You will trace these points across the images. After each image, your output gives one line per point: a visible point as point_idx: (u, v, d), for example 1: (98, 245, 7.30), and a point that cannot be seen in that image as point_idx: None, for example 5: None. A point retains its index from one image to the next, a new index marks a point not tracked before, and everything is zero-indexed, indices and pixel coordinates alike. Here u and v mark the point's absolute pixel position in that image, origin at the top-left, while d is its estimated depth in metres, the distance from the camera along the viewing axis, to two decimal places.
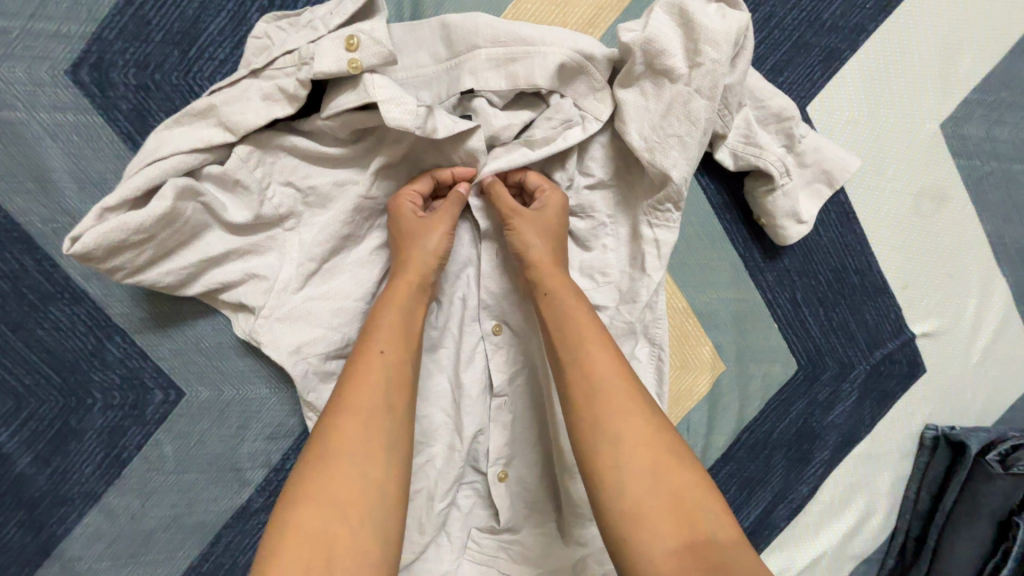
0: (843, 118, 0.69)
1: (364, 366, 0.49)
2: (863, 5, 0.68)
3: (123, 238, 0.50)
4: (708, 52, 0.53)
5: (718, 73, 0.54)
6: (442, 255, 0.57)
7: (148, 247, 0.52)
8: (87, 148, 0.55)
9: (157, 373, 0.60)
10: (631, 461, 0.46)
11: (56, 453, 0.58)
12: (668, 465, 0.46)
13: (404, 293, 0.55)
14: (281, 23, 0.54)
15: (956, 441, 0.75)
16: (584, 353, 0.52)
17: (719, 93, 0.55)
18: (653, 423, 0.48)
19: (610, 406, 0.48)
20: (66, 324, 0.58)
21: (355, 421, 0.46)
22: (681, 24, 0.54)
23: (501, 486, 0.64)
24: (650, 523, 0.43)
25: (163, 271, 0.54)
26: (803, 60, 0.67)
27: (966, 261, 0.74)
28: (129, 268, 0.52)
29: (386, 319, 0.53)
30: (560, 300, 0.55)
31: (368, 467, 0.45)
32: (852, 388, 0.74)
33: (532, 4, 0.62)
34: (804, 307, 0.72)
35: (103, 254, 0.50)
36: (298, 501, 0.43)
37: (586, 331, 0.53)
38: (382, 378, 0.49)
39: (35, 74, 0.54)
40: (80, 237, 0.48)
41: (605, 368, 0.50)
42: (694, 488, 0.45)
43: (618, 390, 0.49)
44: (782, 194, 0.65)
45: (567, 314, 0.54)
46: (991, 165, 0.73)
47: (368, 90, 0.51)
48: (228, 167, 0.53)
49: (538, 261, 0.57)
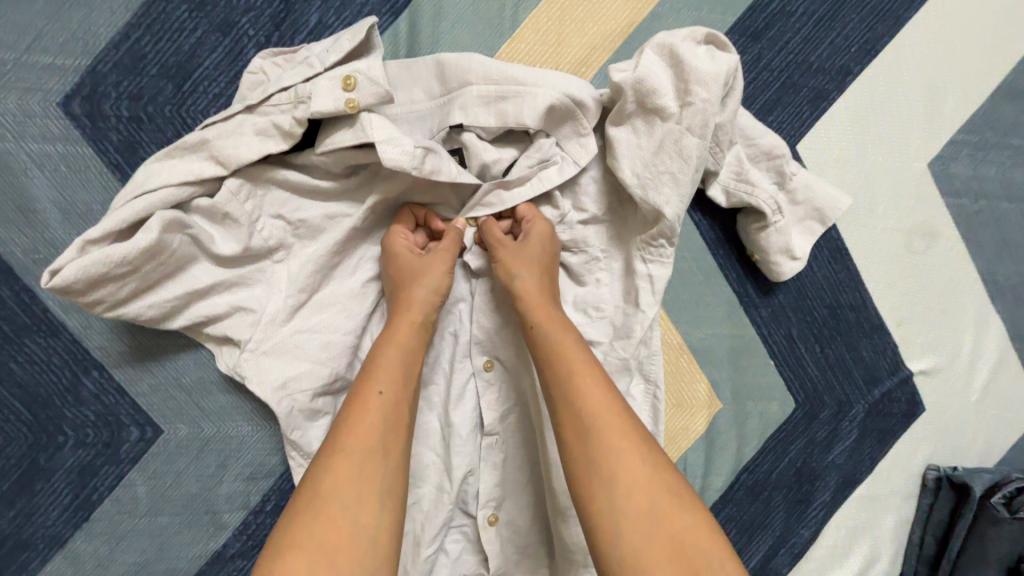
0: (832, 156, 0.69)
1: (361, 406, 0.47)
2: (848, 48, 0.68)
3: (105, 271, 0.48)
4: (699, 92, 0.54)
5: (709, 112, 0.54)
6: (443, 294, 0.57)
7: (131, 280, 0.50)
8: (74, 178, 0.54)
9: (133, 410, 0.57)
10: (627, 504, 0.44)
11: (23, 494, 0.56)
12: (666, 510, 0.43)
13: (405, 329, 0.54)
14: (277, 59, 0.55)
15: (959, 483, 0.73)
16: (574, 385, 0.49)
17: (710, 132, 0.56)
18: (647, 460, 0.45)
19: (605, 442, 0.46)
20: (40, 358, 0.55)
21: (348, 463, 0.44)
22: (672, 64, 0.55)
23: (491, 531, 0.62)
24: (649, 573, 0.41)
25: (145, 304, 0.52)
26: (792, 100, 0.68)
27: (959, 299, 0.74)
28: (111, 301, 0.51)
29: (385, 355, 0.51)
30: (547, 331, 0.53)
31: (360, 514, 0.42)
32: (851, 427, 0.73)
33: (526, 45, 0.62)
34: (801, 344, 0.71)
35: (83, 287, 0.48)
36: (282, 552, 0.40)
37: (582, 362, 0.51)
38: (377, 417, 0.47)
39: (25, 104, 0.53)
40: (60, 269, 0.47)
41: (598, 400, 0.48)
42: (693, 532, 0.42)
43: (610, 424, 0.47)
44: (775, 230, 0.65)
45: (553, 344, 0.52)
46: (980, 204, 0.73)
47: (366, 129, 0.51)
48: (217, 199, 0.53)
49: (523, 291, 0.56)
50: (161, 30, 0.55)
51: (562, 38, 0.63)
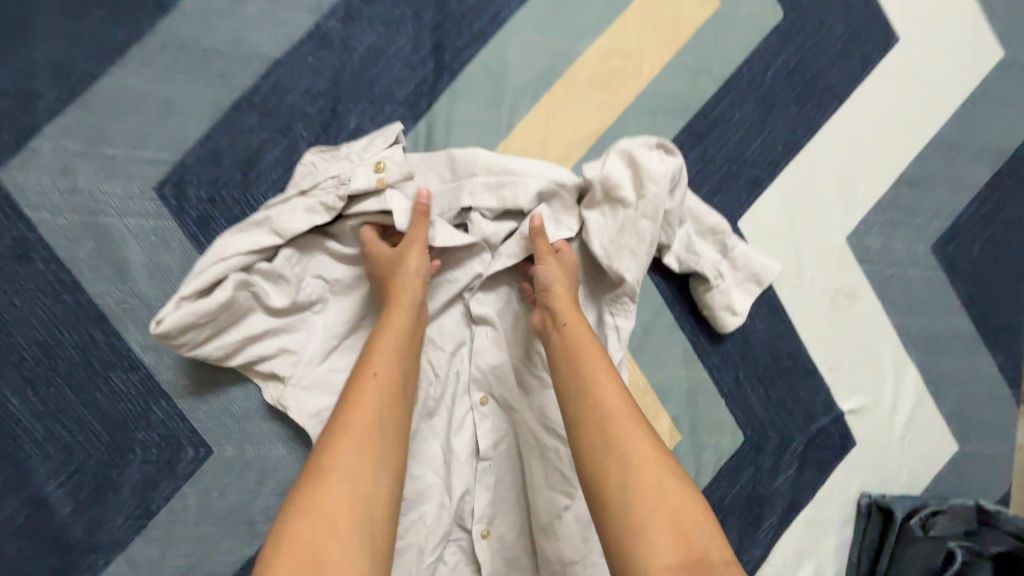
0: (768, 231, 0.85)
1: (358, 394, 0.59)
2: (776, 145, 0.85)
3: (193, 319, 0.63)
4: (651, 188, 0.71)
5: (658, 203, 0.71)
6: (423, 275, 0.67)
7: (208, 326, 0.64)
8: (160, 245, 0.68)
9: (191, 434, 0.69)
10: (637, 483, 0.54)
11: (95, 503, 0.67)
12: (670, 490, 0.54)
13: (392, 315, 0.65)
14: (323, 155, 0.70)
15: (885, 508, 0.85)
16: (597, 386, 0.61)
17: (660, 216, 0.72)
18: (655, 449, 0.57)
19: (623, 430, 0.58)
20: (120, 389, 0.68)
21: (350, 439, 0.55)
22: (631, 166, 0.72)
23: (483, 542, 0.73)
24: (650, 538, 0.51)
25: (215, 345, 0.66)
26: (733, 186, 0.84)
27: (880, 349, 0.89)
28: (193, 343, 0.65)
29: (378, 346, 0.63)
30: (578, 333, 0.65)
31: (357, 483, 0.53)
32: (793, 458, 0.85)
33: (518, 142, 0.77)
34: (747, 385, 0.84)
35: (175, 331, 0.63)
36: (297, 515, 0.51)
37: (602, 364, 0.63)
38: (373, 402, 0.58)
39: (128, 188, 0.68)
40: (162, 319, 0.62)
41: (616, 397, 0.60)
42: (689, 510, 0.54)
43: (626, 418, 0.59)
44: (718, 291, 0.80)
45: (581, 346, 0.64)
46: (890, 271, 0.89)
47: (389, 201, 0.68)
48: (274, 263, 0.67)
49: (559, 295, 0.68)
50: (233, 131, 0.70)
51: (547, 135, 0.78)
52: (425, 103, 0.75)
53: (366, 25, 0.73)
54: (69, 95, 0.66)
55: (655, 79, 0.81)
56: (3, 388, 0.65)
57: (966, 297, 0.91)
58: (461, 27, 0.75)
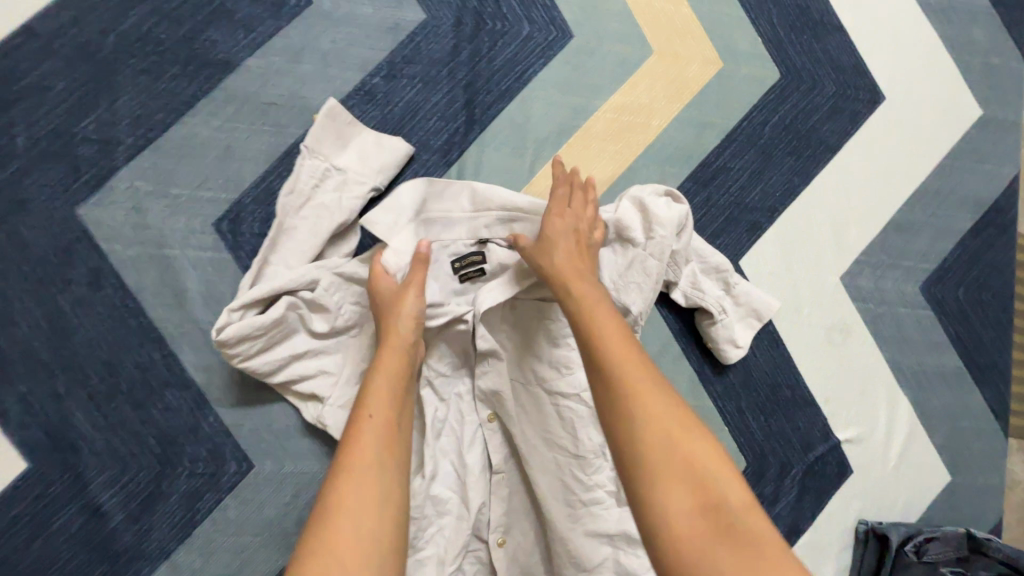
0: (767, 270, 0.92)
1: (358, 433, 0.60)
2: (774, 192, 0.93)
3: (249, 331, 0.69)
4: (659, 231, 0.78)
5: (665, 245, 0.78)
6: (418, 318, 0.71)
7: (261, 340, 0.71)
8: (217, 275, 0.76)
9: (235, 448, 0.75)
10: (650, 431, 0.55)
11: (145, 512, 0.72)
12: (683, 438, 0.54)
13: (389, 356, 0.68)
14: (366, 196, 0.78)
15: (882, 534, 0.89)
16: (603, 341, 0.61)
17: (667, 256, 0.79)
18: (664, 398, 0.57)
19: (631, 381, 0.57)
20: (174, 405, 0.74)
21: (353, 477, 0.56)
22: (641, 210, 0.79)
23: (499, 551, 0.79)
24: (666, 488, 0.52)
25: (263, 360, 0.72)
26: (735, 228, 0.91)
27: (873, 382, 0.95)
28: (244, 355, 0.71)
29: (376, 387, 0.65)
30: (580, 295, 0.66)
31: (362, 521, 0.53)
32: (793, 484, 0.90)
33: (540, 187, 0.85)
34: (749, 414, 0.90)
35: (233, 342, 0.69)
36: (306, 561, 0.51)
37: (606, 321, 0.63)
38: (372, 440, 0.60)
39: (190, 224, 0.75)
40: (222, 329, 0.68)
41: (621, 351, 0.60)
42: (703, 457, 0.54)
43: (634, 370, 0.58)
44: (721, 324, 0.86)
45: (584, 308, 0.65)
46: (882, 308, 0.96)
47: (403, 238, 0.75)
48: (316, 294, 0.73)
49: (559, 263, 0.70)
50: (285, 173, 0.78)
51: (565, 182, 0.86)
52: (456, 151, 0.83)
53: (406, 83, 0.82)
54: (146, 142, 0.75)
55: (663, 132, 0.90)
56: (70, 403, 0.72)
57: (953, 334, 0.98)
58: (490, 85, 0.84)
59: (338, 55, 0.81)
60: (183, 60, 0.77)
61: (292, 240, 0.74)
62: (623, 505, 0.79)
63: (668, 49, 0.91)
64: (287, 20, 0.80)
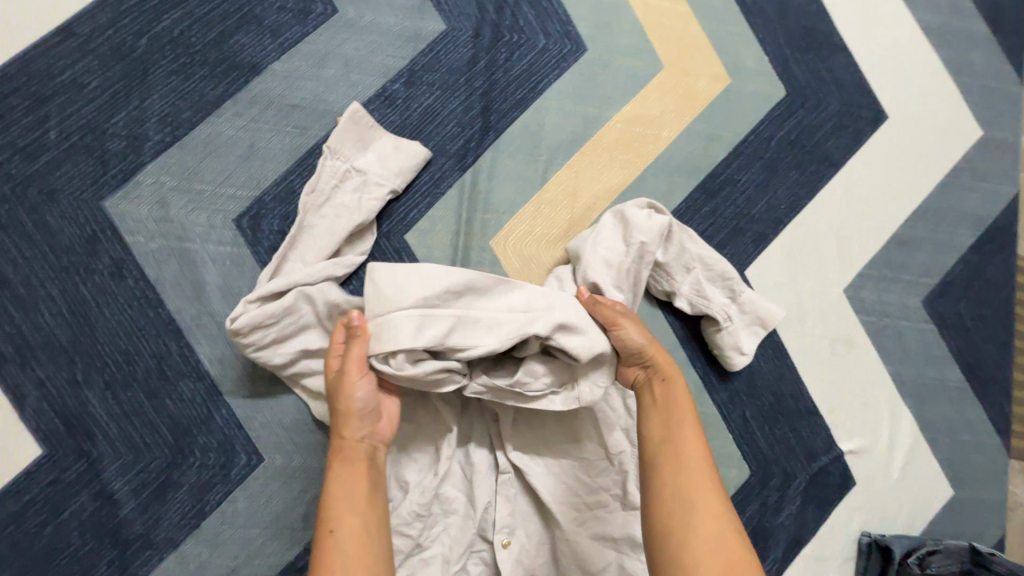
0: (772, 281, 0.94)
1: (326, 550, 0.59)
2: (780, 205, 0.95)
3: (258, 322, 0.70)
4: (638, 239, 0.81)
5: (645, 250, 0.81)
6: (369, 403, 0.66)
7: (271, 332, 0.71)
8: (235, 270, 0.77)
9: (245, 441, 0.76)
10: (699, 525, 0.61)
11: (155, 502, 0.73)
12: (728, 538, 0.60)
13: (345, 455, 0.65)
14: (383, 197, 0.80)
15: (885, 546, 0.90)
16: (677, 432, 0.67)
17: (646, 262, 0.82)
18: (721, 499, 0.63)
19: (695, 479, 0.64)
20: (188, 396, 0.75)
21: None
22: (620, 222, 0.83)
23: (504, 552, 0.78)
24: None
25: (273, 351, 0.72)
26: (741, 239, 0.93)
27: (876, 394, 0.96)
28: (257, 344, 0.71)
29: (336, 493, 0.63)
30: (673, 385, 0.71)
31: None
32: (796, 493, 0.91)
33: (551, 194, 0.87)
34: (753, 422, 0.91)
35: (244, 331, 0.70)
36: None
37: (687, 417, 0.69)
38: (341, 554, 0.58)
39: (212, 220, 0.77)
40: (234, 318, 0.70)
41: (694, 448, 0.66)
42: (743, 560, 0.59)
43: (699, 469, 0.65)
44: (726, 331, 0.87)
45: (674, 396, 0.70)
46: (885, 321, 0.98)
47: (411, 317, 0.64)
48: (330, 291, 0.74)
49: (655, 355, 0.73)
50: (305, 172, 0.80)
51: (576, 190, 0.88)
52: (472, 157, 0.85)
53: (424, 89, 0.85)
54: (173, 140, 0.78)
55: (673, 143, 0.93)
56: (87, 391, 0.73)
57: (955, 349, 0.99)
58: (505, 94, 0.87)
59: (360, 61, 0.83)
60: (213, 62, 0.80)
61: (312, 236, 0.77)
62: (629, 508, 0.78)
63: (678, 65, 0.94)
64: (313, 26, 0.83)
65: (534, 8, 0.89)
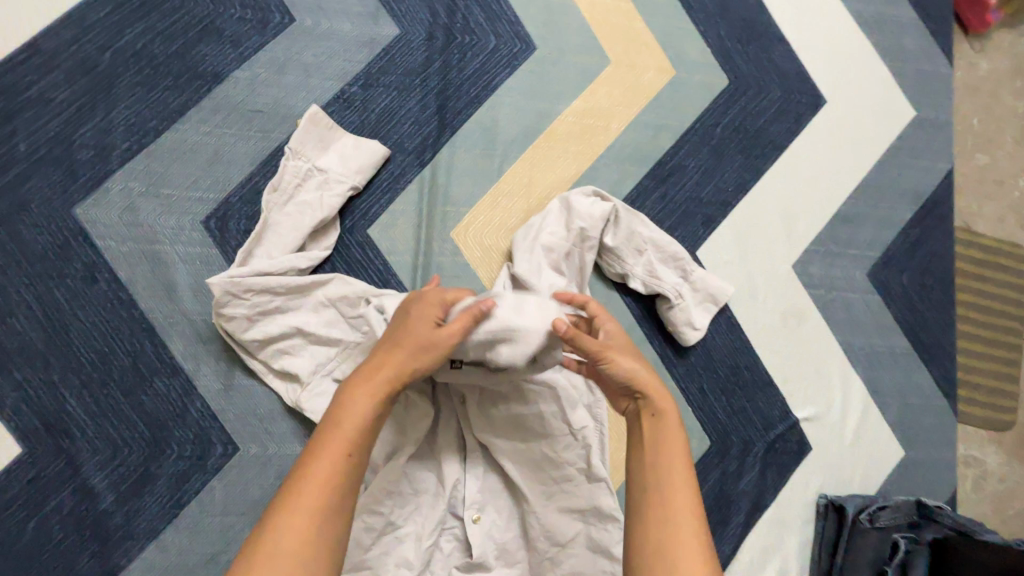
0: (723, 260, 0.99)
1: (345, 417, 0.57)
2: (727, 188, 1.00)
3: (233, 291, 0.75)
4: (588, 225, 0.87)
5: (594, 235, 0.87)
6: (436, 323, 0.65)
7: (242, 306, 0.76)
8: (204, 268, 0.81)
9: (220, 432, 0.79)
10: None
11: (135, 494, 0.76)
12: None
13: (402, 340, 0.62)
14: (344, 195, 0.84)
15: (839, 506, 0.95)
16: (665, 474, 0.59)
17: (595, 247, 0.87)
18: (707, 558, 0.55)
19: (681, 532, 0.56)
20: (164, 391, 0.78)
21: (320, 477, 0.54)
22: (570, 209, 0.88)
23: (475, 527, 0.82)
24: None
25: (244, 326, 0.77)
26: (690, 222, 0.98)
27: (827, 363, 1.01)
28: (238, 315, 0.76)
29: (378, 372, 0.60)
30: (667, 419, 0.62)
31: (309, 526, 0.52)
32: (755, 460, 0.95)
33: (507, 185, 0.92)
34: (711, 394, 0.96)
35: (220, 300, 0.75)
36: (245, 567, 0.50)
37: (679, 458, 0.60)
38: (346, 436, 0.57)
39: (181, 223, 0.81)
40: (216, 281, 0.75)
41: (683, 495, 0.58)
42: None
43: (687, 521, 0.56)
44: (678, 308, 0.92)
45: (666, 430, 0.62)
46: (832, 294, 1.03)
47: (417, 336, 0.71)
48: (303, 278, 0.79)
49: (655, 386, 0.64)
50: (269, 173, 0.84)
51: (531, 180, 0.92)
52: (430, 153, 0.90)
53: (381, 91, 0.89)
54: (140, 148, 0.81)
55: (622, 134, 0.98)
56: (64, 391, 0.76)
57: (901, 317, 1.05)
58: (460, 93, 0.92)
59: (318, 67, 0.88)
60: (175, 73, 0.83)
61: (277, 233, 0.80)
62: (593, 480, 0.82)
63: (624, 60, 0.99)
64: (271, 36, 0.87)
65: (483, 11, 0.94)
